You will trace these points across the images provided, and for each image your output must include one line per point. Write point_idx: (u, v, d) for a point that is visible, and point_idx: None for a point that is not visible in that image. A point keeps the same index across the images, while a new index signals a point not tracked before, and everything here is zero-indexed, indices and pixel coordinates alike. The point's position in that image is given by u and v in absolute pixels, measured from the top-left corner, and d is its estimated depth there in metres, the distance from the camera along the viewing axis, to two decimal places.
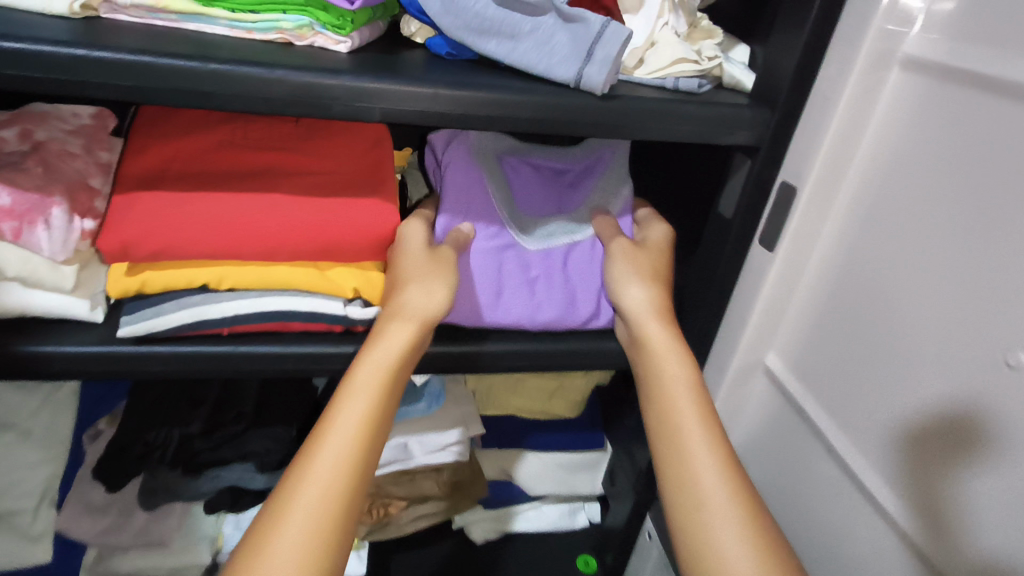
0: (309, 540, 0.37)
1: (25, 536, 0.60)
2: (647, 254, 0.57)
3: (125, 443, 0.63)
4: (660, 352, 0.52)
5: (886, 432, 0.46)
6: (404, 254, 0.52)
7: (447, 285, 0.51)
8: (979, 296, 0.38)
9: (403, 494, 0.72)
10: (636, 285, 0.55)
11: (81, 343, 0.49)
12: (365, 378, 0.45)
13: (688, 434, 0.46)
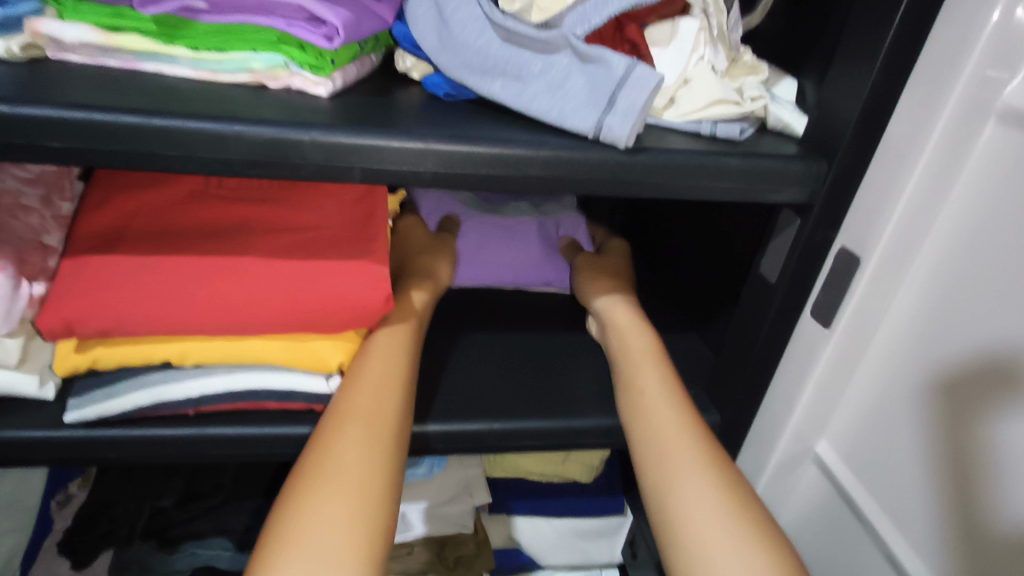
0: (358, 466, 0.37)
1: None
2: (608, 262, 0.62)
3: (93, 514, 0.58)
4: (628, 333, 0.50)
5: (893, 409, 0.42)
6: (403, 238, 0.60)
7: (445, 259, 0.58)
8: (1001, 249, 0.35)
9: (400, 570, 0.66)
10: (605, 279, 0.58)
11: (26, 427, 0.43)
12: (388, 326, 0.46)
13: (653, 399, 0.44)
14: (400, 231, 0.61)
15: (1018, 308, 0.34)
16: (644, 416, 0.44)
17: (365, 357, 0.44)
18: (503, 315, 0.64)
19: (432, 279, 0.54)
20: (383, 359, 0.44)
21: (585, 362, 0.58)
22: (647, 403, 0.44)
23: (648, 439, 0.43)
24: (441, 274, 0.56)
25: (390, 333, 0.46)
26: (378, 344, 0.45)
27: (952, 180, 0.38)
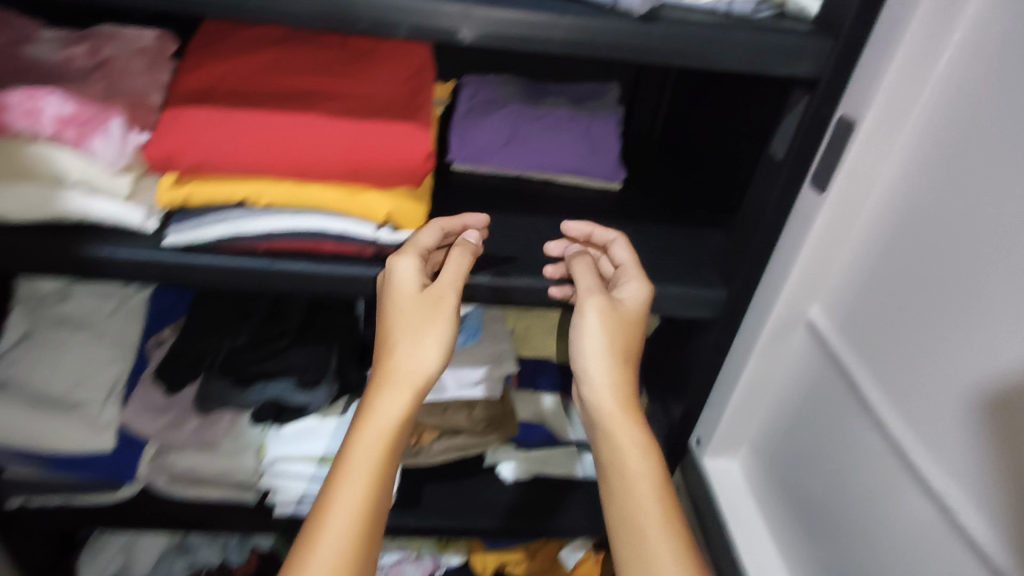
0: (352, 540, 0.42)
1: (92, 425, 0.65)
2: (623, 322, 0.53)
3: (180, 350, 0.68)
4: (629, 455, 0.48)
5: (910, 339, 0.45)
6: (395, 296, 0.51)
7: (441, 339, 0.50)
8: (984, 109, 0.40)
9: (436, 425, 0.73)
10: (610, 365, 0.51)
11: (134, 250, 0.53)
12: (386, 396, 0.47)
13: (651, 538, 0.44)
14: (395, 277, 0.51)
15: (1008, 180, 0.37)
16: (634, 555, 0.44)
17: (358, 440, 0.46)
18: (533, 199, 0.69)
19: (427, 370, 0.49)
20: (364, 473, 0.45)
21: None
22: (645, 541, 0.44)
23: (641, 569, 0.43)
24: (438, 359, 0.49)
25: (386, 405, 0.47)
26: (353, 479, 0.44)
27: (941, 50, 0.42)
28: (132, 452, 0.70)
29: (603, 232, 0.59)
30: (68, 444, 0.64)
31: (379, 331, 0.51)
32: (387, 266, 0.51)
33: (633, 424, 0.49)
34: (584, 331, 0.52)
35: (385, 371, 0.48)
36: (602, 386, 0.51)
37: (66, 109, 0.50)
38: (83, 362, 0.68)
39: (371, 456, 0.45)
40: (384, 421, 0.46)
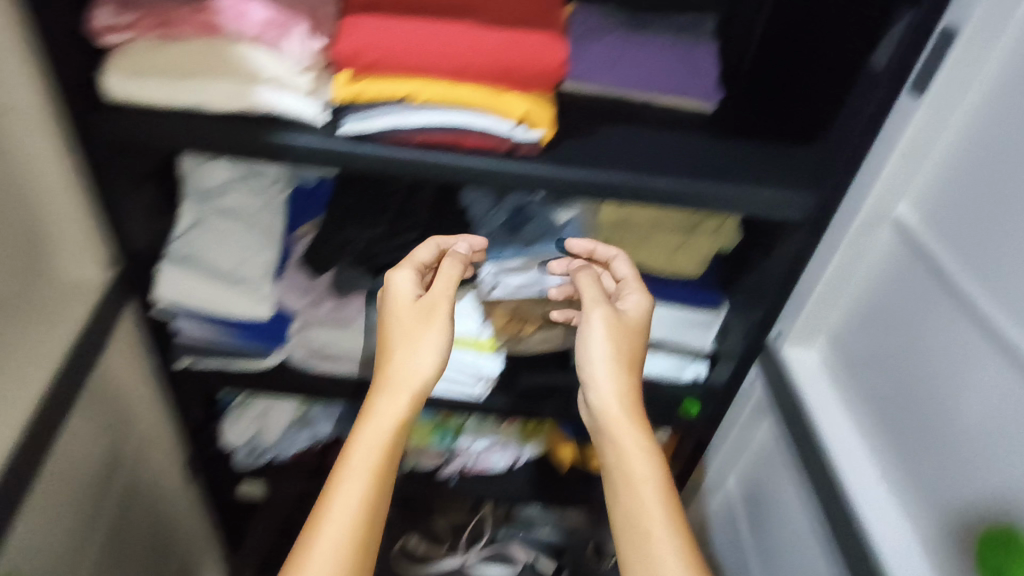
0: (355, 525, 0.50)
1: (254, 297, 0.78)
2: (620, 332, 0.65)
3: (326, 238, 0.79)
4: (630, 455, 0.57)
5: (1004, 245, 0.50)
6: (398, 314, 0.62)
7: (437, 348, 0.60)
8: None
9: (539, 315, 0.83)
10: (610, 376, 0.62)
11: (310, 139, 0.63)
12: (383, 401, 0.56)
13: (653, 525, 0.53)
14: (395, 299, 0.63)
15: None
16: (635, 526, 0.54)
17: (358, 437, 0.54)
18: (634, 113, 0.76)
19: (423, 373, 0.58)
20: (365, 466, 0.52)
21: (706, 149, 0.70)
22: (649, 530, 0.53)
23: (646, 554, 0.52)
24: (435, 363, 0.59)
25: (386, 410, 0.56)
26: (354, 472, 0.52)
27: None
28: (282, 326, 0.82)
29: (604, 250, 0.74)
30: (236, 310, 0.77)
31: (383, 347, 0.61)
32: (390, 290, 0.63)
33: (626, 426, 0.59)
34: (592, 337, 0.64)
35: (385, 379, 0.58)
36: (605, 394, 0.61)
37: (267, 14, 0.59)
38: (241, 245, 0.80)
39: (373, 452, 0.53)
40: (385, 420, 0.55)
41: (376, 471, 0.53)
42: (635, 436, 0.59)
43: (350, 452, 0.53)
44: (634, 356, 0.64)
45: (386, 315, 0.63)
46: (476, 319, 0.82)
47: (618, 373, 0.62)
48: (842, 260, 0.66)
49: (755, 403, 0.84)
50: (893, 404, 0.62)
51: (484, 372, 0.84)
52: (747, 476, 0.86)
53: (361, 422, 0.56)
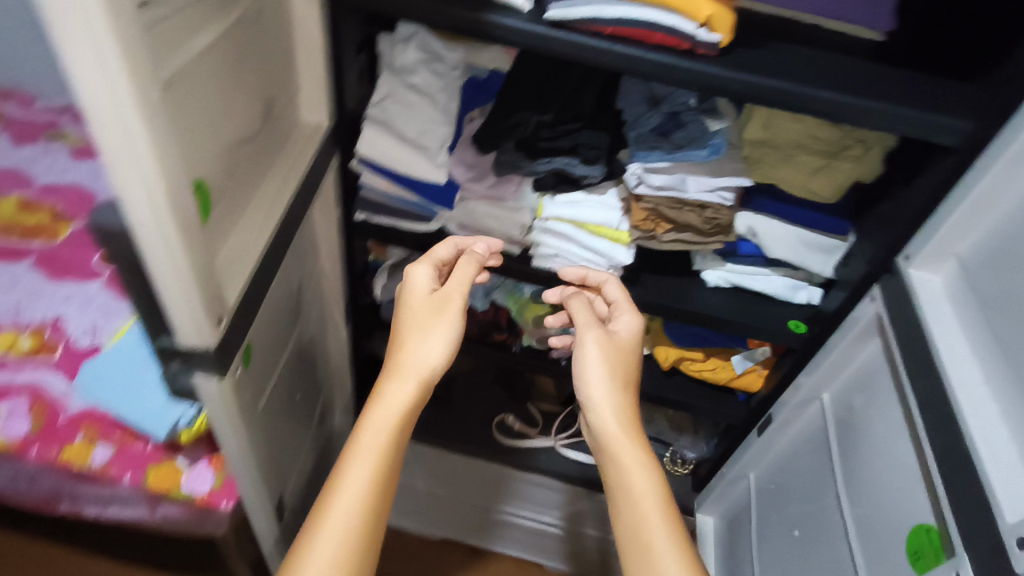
0: (367, 492, 0.64)
1: (432, 164, 0.90)
2: (619, 357, 0.79)
3: (500, 117, 0.88)
4: (630, 468, 0.71)
5: None
6: (410, 306, 0.75)
7: (445, 339, 0.73)
8: None
9: (672, 217, 0.91)
10: (608, 396, 0.75)
11: (516, 21, 0.72)
12: (394, 385, 0.69)
13: (648, 521, 0.67)
14: (411, 292, 0.77)
15: None
16: (639, 532, 0.67)
17: (370, 415, 0.67)
18: (803, 31, 0.80)
19: (431, 361, 0.71)
20: (374, 443, 0.66)
21: (870, 71, 0.74)
22: (643, 528, 0.67)
23: (640, 548, 0.66)
24: (443, 353, 0.72)
25: (394, 392, 0.69)
26: (363, 449, 0.65)
27: None
28: (449, 193, 0.94)
29: (596, 275, 0.88)
30: (418, 172, 0.90)
31: (395, 335, 0.74)
32: (407, 284, 0.77)
33: (626, 440, 0.72)
34: (592, 360, 0.77)
35: (394, 363, 0.71)
36: (604, 412, 0.74)
37: None
38: (423, 119, 0.92)
39: (382, 432, 0.66)
40: (394, 404, 0.68)
41: (383, 447, 0.66)
42: (634, 448, 0.72)
43: (360, 433, 0.66)
44: (629, 377, 0.78)
45: (401, 308, 0.76)
46: (617, 208, 0.92)
47: (615, 394, 0.75)
48: (998, 178, 0.69)
49: (863, 325, 0.88)
50: (1016, 334, 0.65)
51: (616, 261, 0.94)
52: (842, 393, 0.93)
53: (371, 402, 0.69)
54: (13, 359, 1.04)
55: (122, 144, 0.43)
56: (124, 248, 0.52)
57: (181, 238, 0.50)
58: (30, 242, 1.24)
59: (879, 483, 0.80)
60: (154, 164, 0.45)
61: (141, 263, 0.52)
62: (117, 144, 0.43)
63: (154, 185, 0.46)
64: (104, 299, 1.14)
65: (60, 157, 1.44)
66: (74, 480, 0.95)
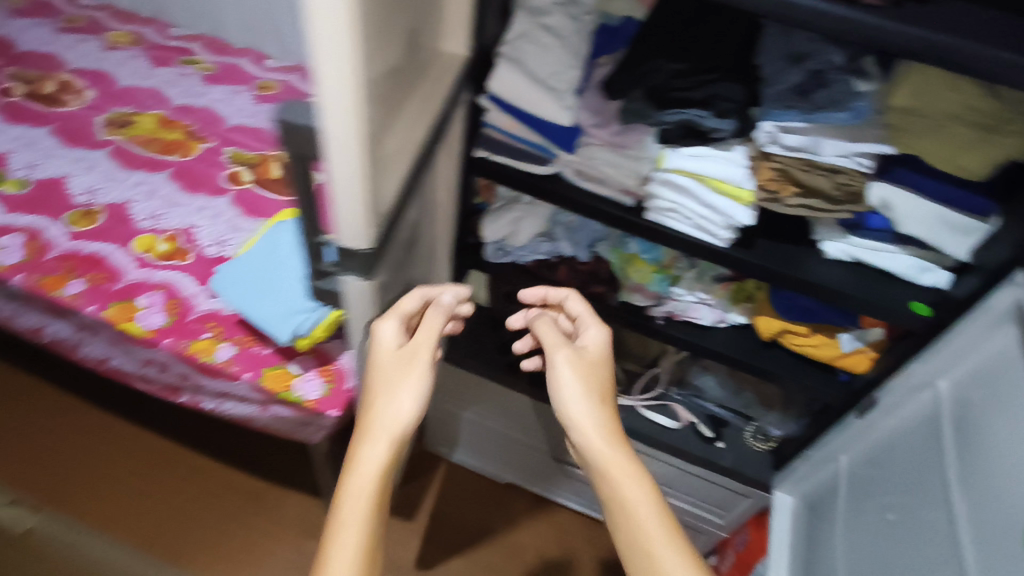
0: (361, 551, 0.73)
1: (558, 105, 0.91)
2: (591, 373, 0.92)
3: (633, 64, 0.88)
4: (624, 480, 0.83)
5: None
6: (380, 362, 0.84)
7: (414, 396, 0.81)
8: None
9: (802, 180, 0.87)
10: (585, 419, 0.88)
11: None
12: (368, 442, 0.78)
13: (645, 525, 0.81)
14: (378, 348, 0.84)
15: None
16: (639, 539, 0.80)
17: (352, 471, 0.77)
18: None
19: (401, 419, 0.80)
20: (360, 506, 0.75)
21: None
22: (640, 530, 0.81)
23: (642, 550, 0.80)
24: (412, 409, 0.80)
25: (367, 449, 0.78)
26: (348, 520, 0.74)
27: None
28: (571, 137, 0.94)
29: (559, 295, 1.03)
30: (545, 110, 0.91)
31: (369, 394, 0.82)
32: (372, 339, 0.84)
33: (613, 454, 0.85)
34: (570, 382, 0.90)
35: (368, 424, 0.80)
36: (589, 434, 0.87)
37: None
38: (553, 61, 0.92)
39: (362, 497, 0.75)
40: (373, 463, 0.77)
41: (368, 513, 0.75)
42: (625, 460, 0.85)
43: (343, 498, 0.76)
44: (606, 392, 0.92)
45: (372, 365, 0.84)
46: (743, 165, 0.89)
47: (593, 419, 0.88)
48: None
49: (1003, 311, 0.84)
50: None
51: (736, 221, 0.90)
52: (965, 379, 0.90)
53: (351, 465, 0.78)
54: (153, 259, 1.13)
55: (325, 35, 0.43)
56: (302, 145, 0.56)
57: (362, 138, 0.50)
58: (167, 157, 1.34)
59: (995, 496, 0.79)
60: (350, 62, 0.45)
61: (322, 161, 0.53)
62: (323, 34, 0.43)
63: (346, 81, 0.46)
64: (231, 214, 1.25)
65: (194, 83, 1.54)
66: (200, 372, 1.03)
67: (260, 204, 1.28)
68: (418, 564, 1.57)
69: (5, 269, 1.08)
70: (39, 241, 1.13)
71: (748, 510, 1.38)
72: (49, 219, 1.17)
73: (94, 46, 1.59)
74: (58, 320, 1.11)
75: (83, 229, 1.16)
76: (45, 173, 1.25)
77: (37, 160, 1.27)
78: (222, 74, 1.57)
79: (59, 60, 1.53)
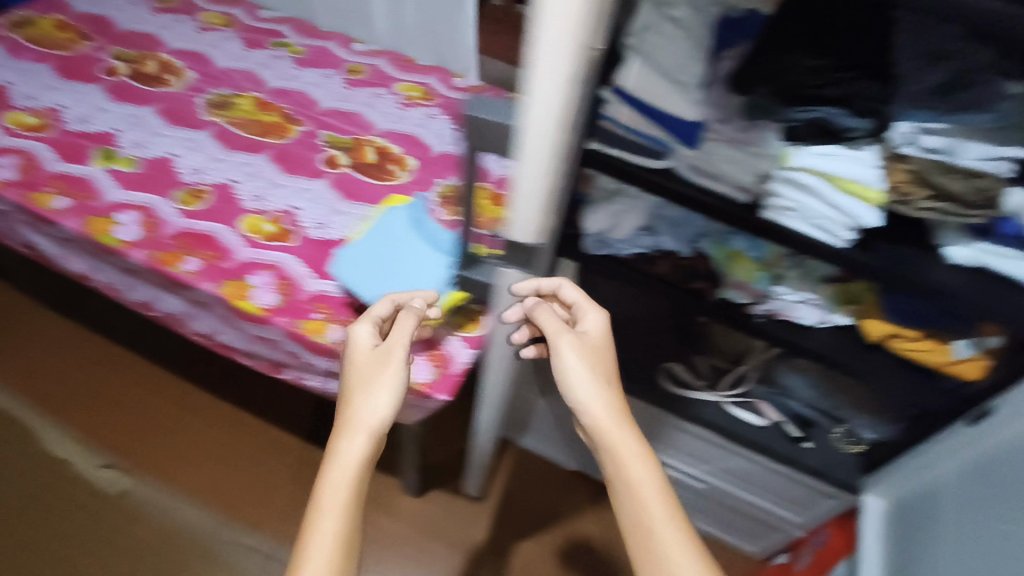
0: (337, 545, 0.75)
1: (683, 97, 0.92)
2: (593, 354, 0.90)
3: (757, 61, 0.84)
4: (625, 461, 0.82)
5: None
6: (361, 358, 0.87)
7: (389, 390, 0.84)
8: None
9: (935, 185, 0.87)
10: (585, 401, 0.86)
11: None
12: (343, 436, 0.81)
13: (648, 506, 0.79)
14: (356, 346, 0.88)
15: None
16: (643, 518, 0.79)
17: (330, 465, 0.79)
18: None
19: (377, 415, 0.82)
20: (339, 498, 0.77)
21: None
22: (642, 510, 0.79)
23: (644, 530, 0.78)
24: (387, 404, 0.82)
25: (345, 440, 0.80)
26: (327, 511, 0.76)
27: None
28: (693, 132, 0.94)
29: (552, 282, 0.94)
30: (674, 106, 0.93)
31: (348, 392, 0.85)
32: (348, 336, 0.88)
33: (624, 432, 0.84)
34: (572, 366, 0.88)
35: (345, 418, 0.83)
36: (590, 414, 0.86)
37: None
38: (675, 55, 0.94)
39: (341, 492, 0.77)
40: (351, 459, 0.79)
41: (345, 506, 0.77)
42: (632, 441, 0.83)
43: (324, 492, 0.78)
44: (612, 372, 0.90)
45: (353, 361, 0.88)
46: (874, 165, 0.87)
47: (593, 398, 0.86)
48: None
49: None
50: None
51: (862, 224, 0.89)
52: None
53: (328, 460, 0.80)
54: (260, 240, 1.16)
55: (553, 39, 0.44)
56: (483, 141, 0.57)
57: (558, 136, 0.51)
58: (266, 139, 1.37)
59: None
60: (568, 71, 0.46)
61: (509, 162, 0.56)
62: (550, 36, 0.44)
63: (561, 83, 0.47)
64: (330, 197, 1.27)
65: (286, 66, 1.57)
66: (308, 350, 1.07)
67: (357, 188, 1.30)
68: (488, 545, 1.61)
69: (124, 245, 1.12)
70: (154, 218, 1.17)
71: (832, 511, 1.39)
72: (161, 197, 1.21)
73: (188, 26, 1.62)
74: (171, 295, 1.15)
75: (195, 208, 1.20)
76: (153, 153, 1.29)
77: (145, 140, 1.31)
78: (311, 57, 1.60)
79: (156, 40, 1.56)
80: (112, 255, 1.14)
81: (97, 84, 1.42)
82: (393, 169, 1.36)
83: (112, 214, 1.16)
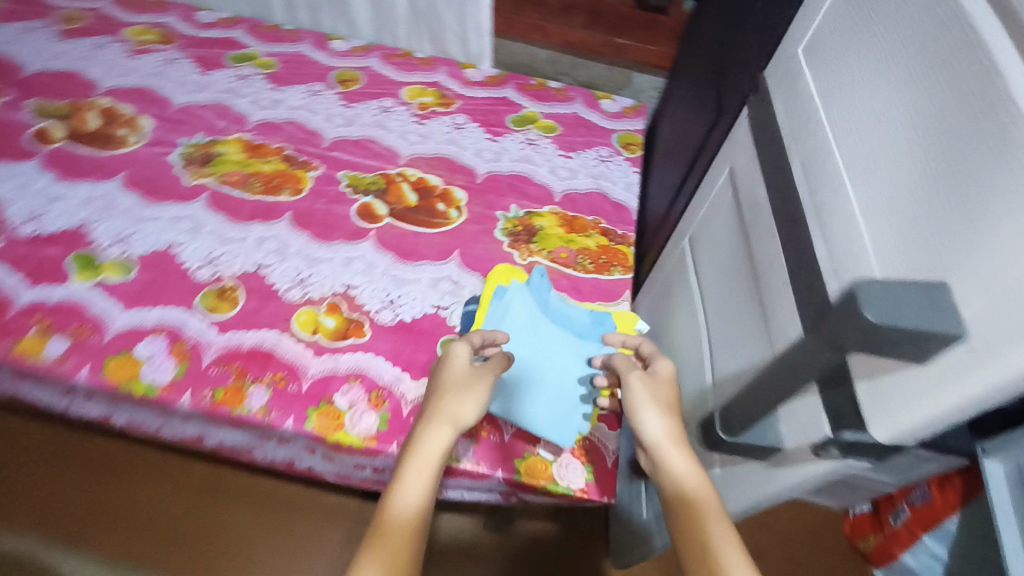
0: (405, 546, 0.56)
1: None
2: (659, 385, 0.72)
3: None
4: (686, 478, 0.62)
5: None
6: (450, 366, 0.72)
7: (476, 399, 0.70)
8: None
9: None
10: (642, 417, 0.69)
11: None
12: (424, 427, 0.66)
13: (711, 532, 0.58)
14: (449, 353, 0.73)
15: None
16: (702, 545, 0.57)
17: (408, 454, 0.63)
18: None
19: (465, 417, 0.68)
20: (416, 485, 0.61)
21: None
22: (707, 538, 0.58)
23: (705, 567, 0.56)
24: (476, 410, 0.68)
25: (435, 433, 0.65)
26: (405, 495, 0.59)
27: None
28: None
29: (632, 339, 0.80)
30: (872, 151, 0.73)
31: (430, 396, 0.70)
32: (446, 343, 0.74)
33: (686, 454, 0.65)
34: (630, 391, 0.71)
35: (434, 413, 0.67)
36: (649, 430, 0.67)
37: None
38: None
39: (421, 482, 0.61)
40: (432, 449, 0.63)
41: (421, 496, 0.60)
42: (694, 462, 0.64)
43: (402, 473, 0.61)
44: (675, 405, 0.71)
45: (438, 371, 0.73)
46: None
47: (654, 418, 0.68)
48: None
49: None
50: None
51: None
52: None
53: (406, 448, 0.64)
54: (326, 342, 0.94)
55: None
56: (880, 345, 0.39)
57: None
58: (278, 197, 1.10)
59: None
60: None
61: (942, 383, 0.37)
62: None
63: None
64: (384, 263, 1.05)
65: (261, 86, 1.27)
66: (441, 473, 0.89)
67: (410, 244, 1.08)
68: None
69: (166, 390, 0.87)
70: (185, 344, 0.91)
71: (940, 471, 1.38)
72: (180, 309, 0.94)
73: (116, 51, 1.27)
74: (230, 431, 0.93)
75: (227, 315, 0.95)
76: (147, 246, 1.01)
77: (127, 229, 1.02)
78: (286, 70, 1.30)
79: (82, 79, 1.22)
80: (147, 403, 0.89)
81: (32, 158, 1.09)
82: (444, 209, 1.14)
83: (131, 348, 0.90)
